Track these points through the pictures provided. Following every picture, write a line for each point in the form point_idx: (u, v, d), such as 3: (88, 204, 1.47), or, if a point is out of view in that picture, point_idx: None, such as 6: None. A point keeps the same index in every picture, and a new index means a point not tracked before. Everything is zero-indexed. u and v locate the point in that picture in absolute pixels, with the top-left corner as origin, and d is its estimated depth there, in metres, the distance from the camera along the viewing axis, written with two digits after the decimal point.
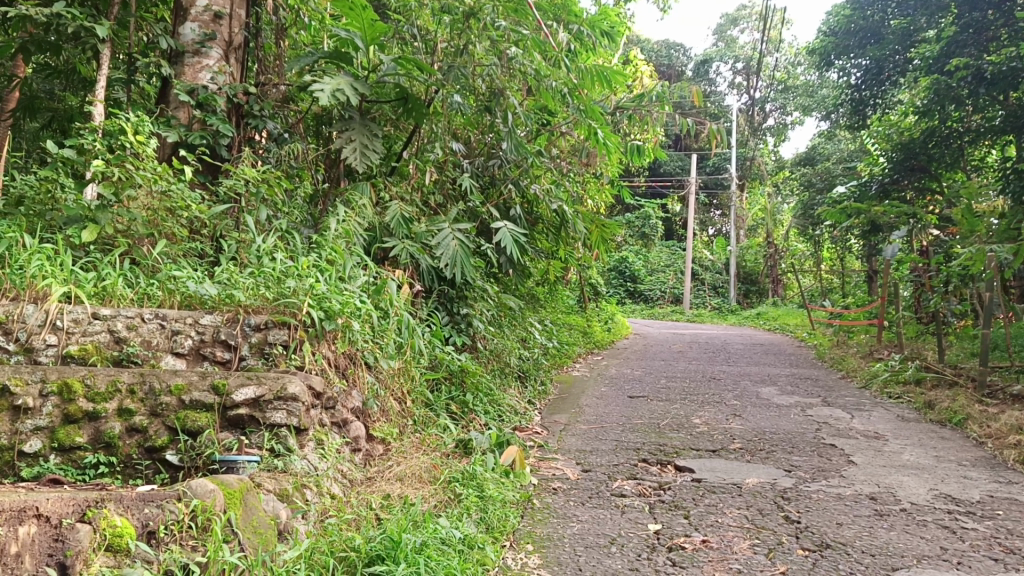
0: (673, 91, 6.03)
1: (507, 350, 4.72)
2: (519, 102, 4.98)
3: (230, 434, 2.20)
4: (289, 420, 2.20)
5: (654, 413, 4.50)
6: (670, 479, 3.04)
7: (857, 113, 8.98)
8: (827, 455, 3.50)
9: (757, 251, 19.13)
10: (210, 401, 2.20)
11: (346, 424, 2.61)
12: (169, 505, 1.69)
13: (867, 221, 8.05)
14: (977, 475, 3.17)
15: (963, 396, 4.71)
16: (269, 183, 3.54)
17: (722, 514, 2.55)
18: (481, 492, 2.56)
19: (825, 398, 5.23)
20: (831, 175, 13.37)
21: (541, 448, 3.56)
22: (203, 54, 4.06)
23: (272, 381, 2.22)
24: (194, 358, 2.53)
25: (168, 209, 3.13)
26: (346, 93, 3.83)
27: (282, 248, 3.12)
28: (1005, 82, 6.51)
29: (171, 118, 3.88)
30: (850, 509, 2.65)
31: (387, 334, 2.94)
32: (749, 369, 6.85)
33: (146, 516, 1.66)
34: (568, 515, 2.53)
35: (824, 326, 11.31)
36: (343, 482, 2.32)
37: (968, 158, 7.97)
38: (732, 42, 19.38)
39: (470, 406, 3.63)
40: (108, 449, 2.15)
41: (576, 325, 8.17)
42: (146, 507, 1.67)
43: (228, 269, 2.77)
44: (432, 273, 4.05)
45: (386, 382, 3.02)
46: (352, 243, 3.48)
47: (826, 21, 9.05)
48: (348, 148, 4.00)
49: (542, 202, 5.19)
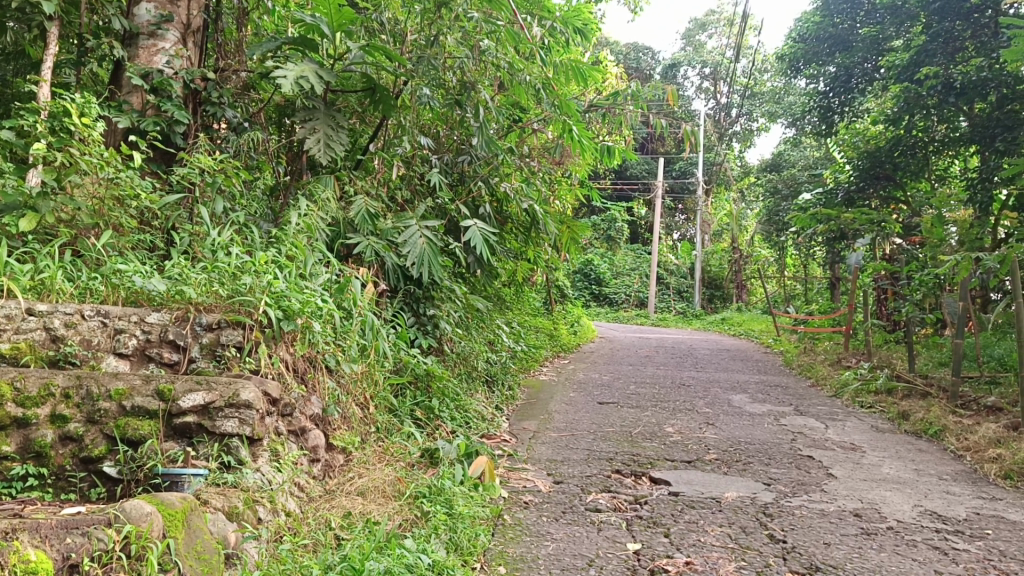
0: (647, 90, 5.90)
1: (474, 353, 4.55)
2: (490, 97, 4.82)
3: (175, 445, 2.00)
4: (241, 429, 2.02)
5: (625, 421, 4.36)
6: (646, 492, 2.90)
7: (824, 120, 8.83)
8: (806, 467, 3.39)
9: (721, 256, 19.18)
10: (154, 408, 2.00)
11: (305, 433, 2.41)
12: (95, 531, 1.49)
13: (833, 227, 8.01)
14: (960, 491, 3.07)
15: (937, 406, 4.63)
16: (226, 172, 3.34)
17: (704, 532, 2.41)
18: (450, 509, 2.38)
19: (797, 407, 5.14)
20: (797, 182, 13.39)
21: (510, 457, 3.40)
22: (159, 37, 3.85)
23: (223, 387, 2.04)
24: (138, 360, 2.33)
25: (116, 198, 2.93)
26: (310, 81, 3.63)
27: (239, 242, 2.92)
28: (974, 91, 6.42)
29: (123, 103, 3.65)
30: (836, 527, 2.52)
31: (350, 336, 2.76)
32: (718, 375, 6.76)
33: (68, 547, 1.45)
34: (542, 533, 2.37)
35: (788, 331, 11.31)
36: (300, 497, 2.13)
37: (933, 168, 7.99)
38: (701, 47, 19.47)
39: (436, 412, 3.46)
40: (38, 460, 1.92)
41: (543, 328, 8.02)
42: (69, 536, 1.47)
43: (179, 264, 2.57)
44: (398, 272, 3.86)
45: (348, 387, 2.84)
46: (315, 238, 3.30)
47: (795, 27, 9.04)
48: (312, 139, 3.81)
49: (513, 201, 5.03)
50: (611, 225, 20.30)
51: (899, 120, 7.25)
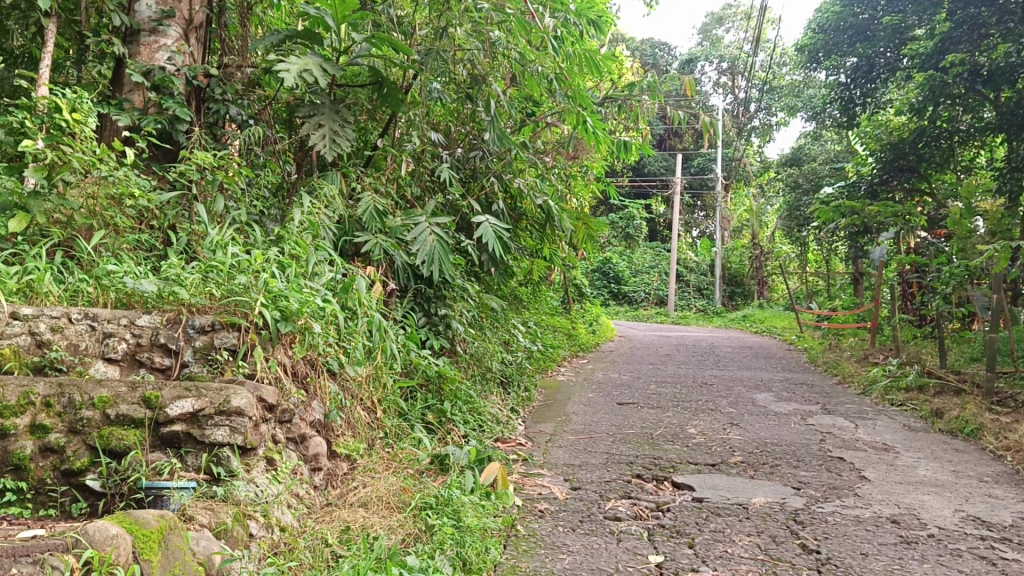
0: (665, 81, 5.71)
1: (488, 354, 4.40)
2: (502, 90, 4.69)
3: (162, 456, 1.87)
4: (232, 438, 1.88)
5: (646, 422, 4.20)
6: (668, 499, 2.75)
7: (846, 113, 8.58)
8: (837, 469, 3.22)
9: (742, 253, 18.96)
10: (139, 416, 1.87)
11: (305, 440, 2.28)
12: (49, 559, 1.32)
13: (856, 221, 7.81)
14: (1004, 494, 2.89)
15: (972, 403, 4.44)
16: (226, 169, 3.21)
17: (731, 543, 2.26)
18: (457, 521, 2.23)
19: (824, 405, 4.96)
20: (818, 175, 13.14)
21: (525, 462, 3.25)
22: (161, 32, 3.70)
23: (213, 394, 1.91)
24: (129, 366, 2.20)
25: (111, 197, 2.80)
26: (314, 75, 3.50)
27: (239, 241, 2.80)
28: (1002, 78, 6.19)
29: (124, 101, 3.51)
30: (873, 536, 2.36)
31: (354, 338, 2.62)
32: (741, 374, 6.59)
33: None
34: (558, 545, 2.23)
35: (812, 329, 11.10)
36: (298, 509, 2.00)
37: (957, 159, 7.78)
38: (718, 42, 19.29)
39: (447, 416, 3.33)
40: (17, 473, 1.79)
41: (561, 327, 7.87)
42: (15, 566, 1.29)
43: (175, 264, 2.42)
44: (408, 271, 3.72)
45: (353, 391, 2.70)
46: (320, 236, 3.18)
47: (815, 18, 8.84)
48: (316, 134, 3.67)
49: (526, 197, 4.88)
50: (629, 222, 20.11)
51: (923, 110, 7.04)
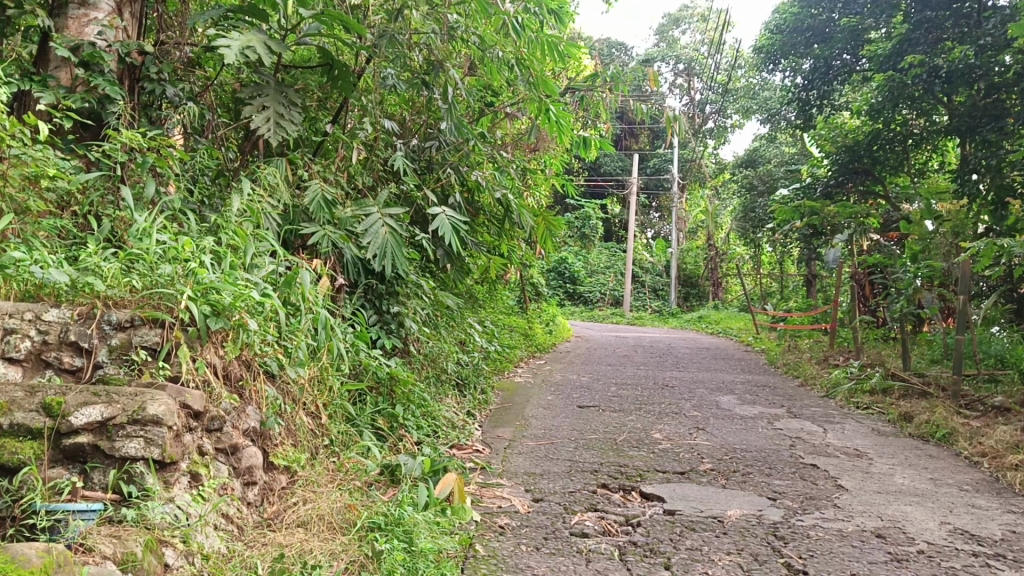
0: (628, 71, 5.46)
1: (443, 354, 4.17)
2: (459, 76, 4.44)
3: (64, 473, 1.61)
4: (146, 451, 1.62)
5: (608, 426, 4.00)
6: (638, 511, 2.55)
7: (803, 114, 8.55)
8: (812, 477, 3.06)
9: (697, 254, 18.98)
10: (38, 426, 1.62)
11: (238, 451, 2.03)
12: None
13: (813, 223, 7.69)
14: (987, 504, 2.75)
15: (940, 407, 4.31)
16: (158, 151, 2.92)
17: (711, 563, 2.07)
18: (408, 545, 2.00)
19: (789, 408, 4.82)
20: (773, 177, 13.14)
21: (482, 471, 3.02)
22: (91, 6, 3.36)
23: (126, 400, 1.66)
24: (33, 366, 1.92)
25: (26, 178, 2.48)
26: (258, 53, 3.18)
27: (169, 229, 2.51)
28: (959, 79, 6.03)
29: (48, 78, 3.19)
30: (861, 554, 2.18)
31: (297, 336, 2.37)
32: (701, 375, 6.44)
33: None
34: (521, 568, 2.01)
35: (768, 330, 11.07)
36: (225, 532, 1.76)
37: (913, 161, 7.76)
38: (674, 44, 19.25)
39: (400, 421, 3.09)
40: None
41: (518, 327, 7.66)
42: None
43: (92, 252, 2.13)
44: (359, 265, 3.47)
45: (295, 395, 2.44)
46: (261, 226, 2.91)
47: (772, 18, 8.73)
48: (260, 118, 3.38)
49: (485, 190, 4.65)
50: (585, 222, 19.98)
51: (881, 112, 6.94)
